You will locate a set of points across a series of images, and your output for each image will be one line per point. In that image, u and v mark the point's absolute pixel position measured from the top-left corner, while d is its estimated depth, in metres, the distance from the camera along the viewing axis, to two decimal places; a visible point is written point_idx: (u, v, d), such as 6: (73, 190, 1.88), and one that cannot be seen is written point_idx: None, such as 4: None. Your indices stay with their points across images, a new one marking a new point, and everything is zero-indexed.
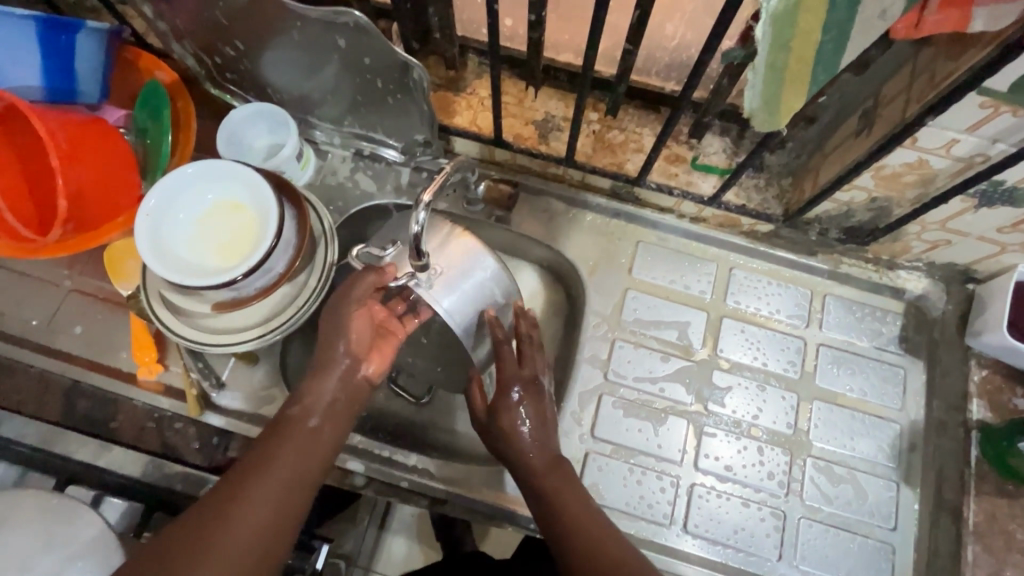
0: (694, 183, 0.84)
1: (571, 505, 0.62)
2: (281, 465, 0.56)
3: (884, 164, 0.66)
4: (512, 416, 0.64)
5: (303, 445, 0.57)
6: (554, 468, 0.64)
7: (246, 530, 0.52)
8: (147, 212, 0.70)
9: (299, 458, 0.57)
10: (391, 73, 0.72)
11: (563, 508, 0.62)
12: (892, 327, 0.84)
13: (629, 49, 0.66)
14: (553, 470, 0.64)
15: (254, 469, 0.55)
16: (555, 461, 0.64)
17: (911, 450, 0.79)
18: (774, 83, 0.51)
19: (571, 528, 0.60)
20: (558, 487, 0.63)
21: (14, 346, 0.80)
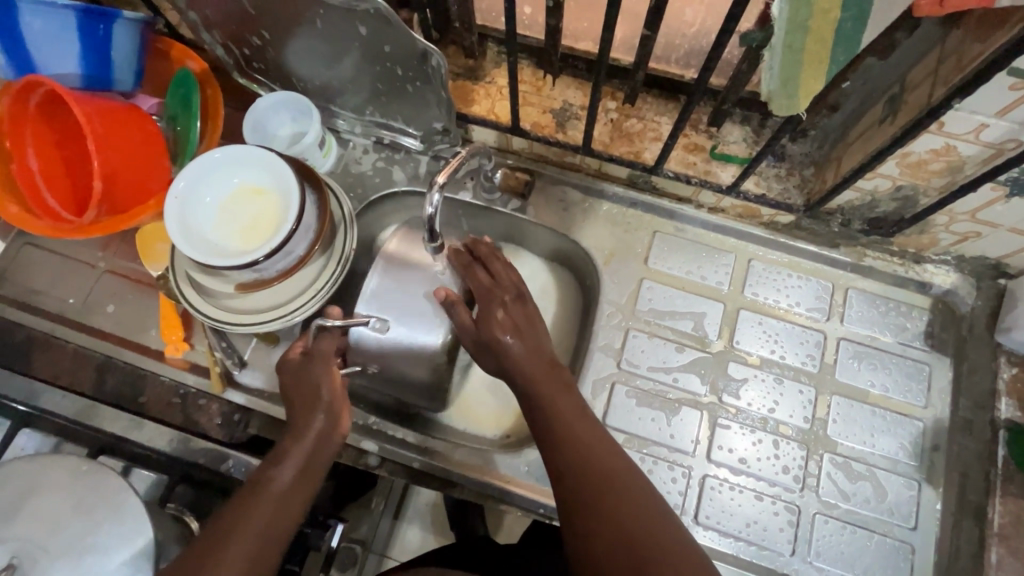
0: (712, 173, 0.83)
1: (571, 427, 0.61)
2: (257, 522, 0.55)
3: (910, 151, 0.64)
4: (496, 324, 0.67)
5: (278, 505, 0.57)
6: (547, 383, 0.64)
7: None
8: (176, 195, 0.72)
9: (272, 519, 0.56)
10: (410, 61, 0.73)
11: (563, 425, 0.61)
12: (917, 322, 0.82)
13: (647, 33, 0.66)
14: (539, 368, 0.65)
15: (223, 533, 0.53)
16: (542, 355, 0.66)
17: (934, 449, 0.77)
18: (792, 64, 0.50)
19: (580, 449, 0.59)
20: (563, 411, 0.62)
21: (50, 323, 0.84)
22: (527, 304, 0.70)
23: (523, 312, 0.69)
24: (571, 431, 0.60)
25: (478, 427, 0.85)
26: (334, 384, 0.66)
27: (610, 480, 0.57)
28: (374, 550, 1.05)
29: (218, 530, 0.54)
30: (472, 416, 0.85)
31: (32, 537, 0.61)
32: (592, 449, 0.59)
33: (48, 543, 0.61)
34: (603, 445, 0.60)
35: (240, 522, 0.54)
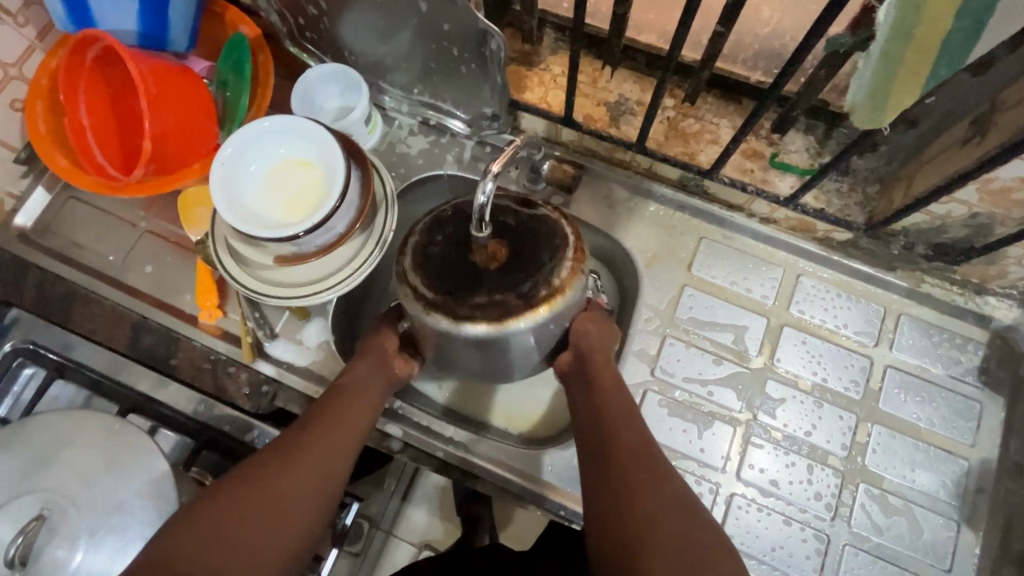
0: (770, 182, 0.79)
1: (619, 438, 0.60)
2: (296, 478, 0.60)
3: (994, 177, 0.60)
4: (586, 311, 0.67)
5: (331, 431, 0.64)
6: (591, 393, 0.62)
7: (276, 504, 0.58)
8: (222, 161, 0.72)
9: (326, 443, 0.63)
10: (469, 42, 0.71)
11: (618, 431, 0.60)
12: (972, 356, 0.78)
13: (721, 31, 0.63)
14: (600, 387, 0.62)
15: (284, 450, 0.62)
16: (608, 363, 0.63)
17: (977, 491, 0.74)
18: (887, 74, 0.46)
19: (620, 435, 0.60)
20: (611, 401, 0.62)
21: (89, 278, 0.84)
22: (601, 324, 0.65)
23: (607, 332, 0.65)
24: (622, 418, 0.61)
25: (501, 420, 0.83)
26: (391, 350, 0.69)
27: (649, 493, 0.56)
28: (380, 528, 1.05)
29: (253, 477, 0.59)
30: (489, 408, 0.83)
31: (63, 490, 0.61)
32: (639, 460, 0.58)
33: (77, 498, 0.61)
34: (647, 447, 0.60)
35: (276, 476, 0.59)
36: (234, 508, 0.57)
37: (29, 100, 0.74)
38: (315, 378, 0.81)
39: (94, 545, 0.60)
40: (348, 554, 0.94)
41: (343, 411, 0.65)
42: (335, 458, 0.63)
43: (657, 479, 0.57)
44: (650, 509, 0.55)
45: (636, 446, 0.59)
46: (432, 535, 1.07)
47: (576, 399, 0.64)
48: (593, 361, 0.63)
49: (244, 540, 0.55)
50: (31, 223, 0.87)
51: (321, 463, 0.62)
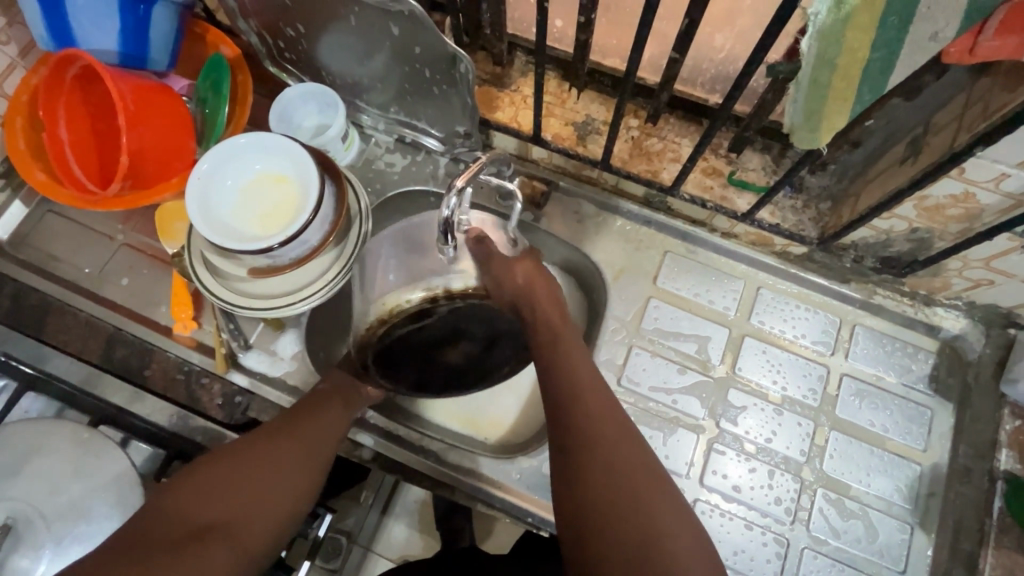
0: (729, 199, 0.83)
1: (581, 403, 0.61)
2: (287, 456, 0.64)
3: (928, 194, 0.64)
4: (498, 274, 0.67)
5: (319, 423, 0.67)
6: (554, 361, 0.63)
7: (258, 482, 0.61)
8: (199, 176, 0.74)
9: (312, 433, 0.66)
10: (439, 64, 0.74)
11: (582, 400, 0.61)
12: (923, 365, 0.81)
13: (675, 56, 0.66)
14: (558, 350, 0.64)
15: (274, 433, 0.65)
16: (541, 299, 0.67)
17: (930, 495, 0.76)
18: (817, 99, 0.50)
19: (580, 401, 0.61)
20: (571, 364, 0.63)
21: (63, 290, 0.85)
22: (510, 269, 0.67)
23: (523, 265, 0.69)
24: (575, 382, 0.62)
25: (469, 431, 0.84)
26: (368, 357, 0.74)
27: (603, 455, 0.58)
28: (359, 544, 1.05)
29: (249, 448, 0.63)
30: (459, 419, 0.84)
31: (29, 500, 0.61)
32: (597, 428, 0.59)
33: (43, 508, 0.61)
34: (610, 414, 0.61)
35: (266, 451, 0.63)
36: (220, 479, 0.60)
37: (9, 115, 0.76)
38: (289, 389, 0.82)
39: (59, 555, 0.60)
40: (323, 570, 0.90)
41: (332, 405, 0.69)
42: (314, 448, 0.66)
43: (615, 449, 0.58)
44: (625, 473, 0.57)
45: (599, 414, 0.60)
46: (410, 551, 1.08)
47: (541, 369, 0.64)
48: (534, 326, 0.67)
49: (230, 502, 0.59)
50: (7, 236, 0.88)
51: (311, 448, 0.65)
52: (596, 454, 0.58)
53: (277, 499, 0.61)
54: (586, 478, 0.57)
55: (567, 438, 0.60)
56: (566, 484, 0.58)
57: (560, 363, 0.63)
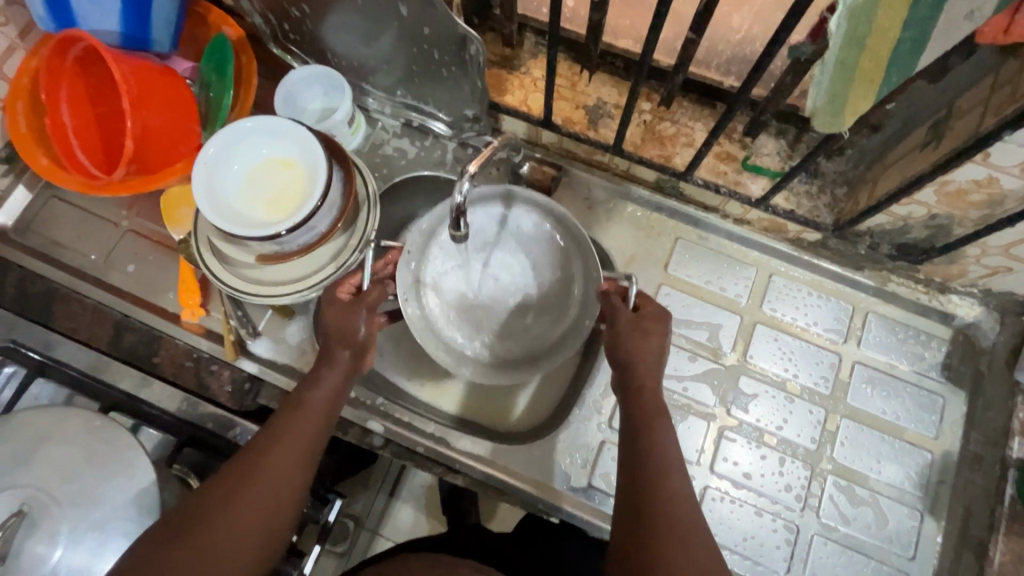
0: (742, 183, 0.81)
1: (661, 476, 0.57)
2: (257, 507, 0.56)
3: (950, 180, 0.62)
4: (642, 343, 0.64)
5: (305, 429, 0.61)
6: (639, 433, 0.60)
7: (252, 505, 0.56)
8: (205, 160, 0.72)
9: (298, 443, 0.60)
10: (449, 45, 0.73)
11: (667, 471, 0.57)
12: (935, 353, 0.81)
13: (692, 37, 0.65)
14: (640, 403, 0.62)
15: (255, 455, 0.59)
16: (653, 389, 0.62)
17: (940, 482, 0.77)
18: (844, 80, 0.49)
19: (665, 472, 0.57)
20: (661, 435, 0.60)
21: (70, 277, 0.85)
22: (649, 338, 0.63)
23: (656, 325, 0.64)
24: (664, 453, 0.59)
25: (482, 419, 0.83)
26: (370, 327, 0.67)
27: (679, 534, 0.53)
28: (366, 527, 1.06)
29: (213, 506, 0.55)
30: (470, 407, 0.83)
31: (41, 486, 0.61)
32: (680, 505, 0.55)
33: (56, 493, 0.61)
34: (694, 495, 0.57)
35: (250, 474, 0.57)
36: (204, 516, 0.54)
37: (10, 98, 0.74)
38: (298, 375, 0.81)
39: (74, 541, 0.60)
40: (333, 553, 0.98)
41: (313, 422, 0.62)
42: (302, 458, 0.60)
43: (687, 534, 0.53)
44: (702, 553, 0.52)
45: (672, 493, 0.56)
46: (417, 533, 1.08)
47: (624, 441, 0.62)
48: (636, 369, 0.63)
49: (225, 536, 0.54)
50: (11, 221, 0.87)
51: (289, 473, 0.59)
52: (669, 540, 0.53)
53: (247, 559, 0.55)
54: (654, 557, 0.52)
55: (636, 498, 0.56)
56: (629, 547, 0.54)
57: (642, 438, 0.60)
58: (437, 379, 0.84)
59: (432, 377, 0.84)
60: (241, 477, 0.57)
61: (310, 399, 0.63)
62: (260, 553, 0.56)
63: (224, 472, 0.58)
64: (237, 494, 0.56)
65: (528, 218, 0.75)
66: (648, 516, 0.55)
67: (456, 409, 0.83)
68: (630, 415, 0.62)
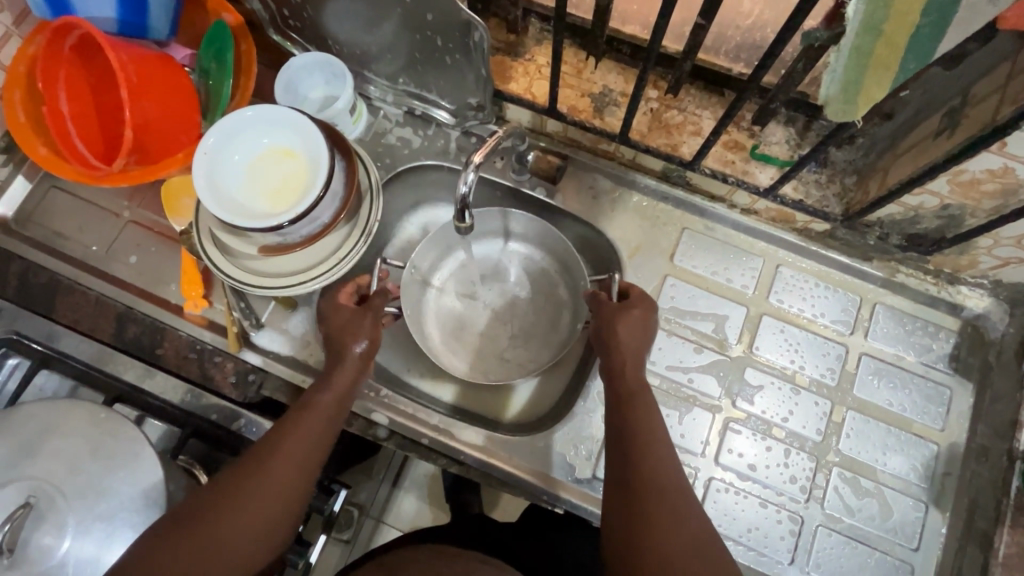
0: (750, 173, 0.80)
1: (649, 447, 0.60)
2: (263, 504, 0.59)
3: (964, 169, 0.61)
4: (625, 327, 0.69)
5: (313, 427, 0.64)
6: (624, 408, 0.64)
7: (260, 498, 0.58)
8: (205, 151, 0.71)
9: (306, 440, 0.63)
10: (452, 32, 0.71)
11: (651, 447, 0.60)
12: (943, 344, 0.80)
13: (701, 23, 0.63)
14: (626, 385, 0.66)
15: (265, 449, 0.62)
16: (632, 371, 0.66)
17: (946, 474, 0.76)
18: (858, 67, 0.47)
19: (646, 447, 0.60)
20: (645, 413, 0.63)
21: (72, 268, 0.84)
22: (633, 314, 0.69)
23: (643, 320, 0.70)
24: (649, 431, 0.62)
25: (481, 408, 0.84)
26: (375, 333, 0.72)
27: (668, 506, 0.56)
28: (370, 515, 1.07)
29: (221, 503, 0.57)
30: (468, 397, 0.85)
31: (47, 478, 0.61)
32: (666, 479, 0.58)
33: (62, 485, 0.61)
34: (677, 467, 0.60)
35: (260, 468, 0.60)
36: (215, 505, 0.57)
37: (7, 87, 0.73)
38: (301, 367, 0.81)
39: (81, 532, 0.60)
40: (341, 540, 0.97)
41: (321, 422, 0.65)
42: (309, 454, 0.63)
43: (672, 499, 0.57)
44: (692, 523, 0.55)
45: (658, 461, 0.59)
46: (421, 522, 1.09)
47: (610, 420, 0.65)
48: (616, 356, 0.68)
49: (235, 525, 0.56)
50: (12, 212, 0.87)
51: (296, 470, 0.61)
52: (654, 512, 0.56)
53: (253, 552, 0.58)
54: (645, 523, 0.55)
55: (624, 474, 0.59)
56: (619, 521, 0.57)
57: (626, 416, 0.63)
58: (436, 369, 0.86)
59: (432, 367, 0.86)
60: (247, 474, 0.59)
61: (317, 401, 0.66)
62: (264, 548, 0.58)
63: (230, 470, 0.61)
64: (244, 491, 0.58)
65: (526, 247, 0.88)
66: (634, 488, 0.58)
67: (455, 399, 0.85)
68: (613, 397, 0.66)
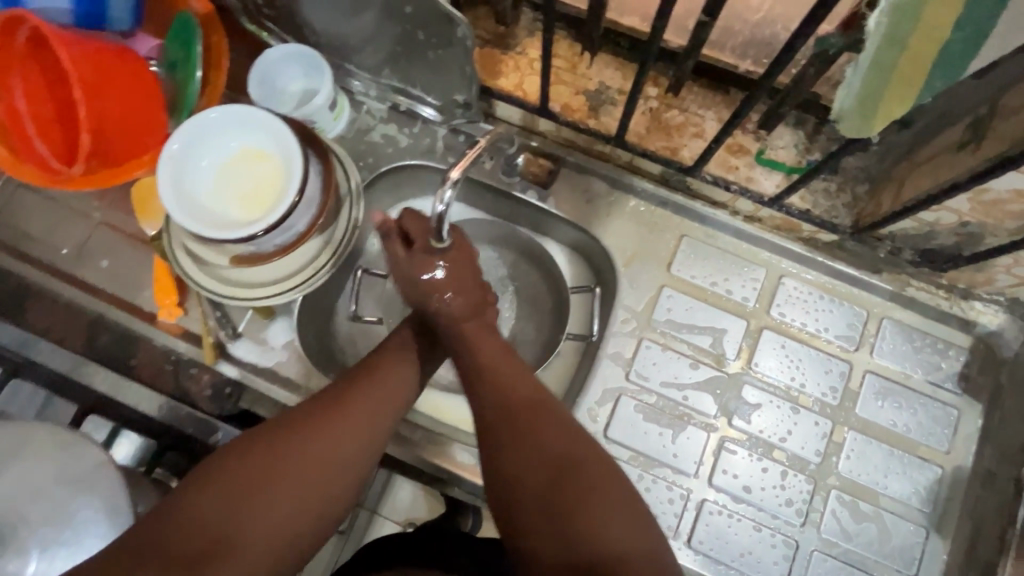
0: (755, 180, 0.75)
1: (498, 388, 0.55)
2: (321, 469, 0.51)
3: (988, 188, 0.56)
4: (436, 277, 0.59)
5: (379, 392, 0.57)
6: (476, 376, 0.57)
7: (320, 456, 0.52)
8: (170, 156, 0.67)
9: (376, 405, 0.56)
10: (435, 26, 0.66)
11: (510, 410, 0.54)
12: (953, 362, 0.76)
13: (705, 21, 0.57)
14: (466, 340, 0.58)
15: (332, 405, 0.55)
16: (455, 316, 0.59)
17: (949, 498, 0.73)
18: (878, 83, 0.42)
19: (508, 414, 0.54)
20: (499, 371, 0.56)
21: (39, 273, 0.80)
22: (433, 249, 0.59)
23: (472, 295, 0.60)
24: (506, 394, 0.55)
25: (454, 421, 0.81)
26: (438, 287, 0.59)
27: (544, 477, 0.51)
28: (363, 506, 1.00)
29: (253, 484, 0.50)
30: (442, 409, 0.81)
31: (11, 504, 0.59)
32: (537, 444, 0.52)
33: (27, 511, 0.59)
34: (558, 426, 0.53)
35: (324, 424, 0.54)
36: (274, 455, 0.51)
37: None
38: (280, 380, 0.78)
39: (47, 559, 0.58)
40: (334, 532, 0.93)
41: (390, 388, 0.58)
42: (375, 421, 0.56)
43: (549, 468, 0.51)
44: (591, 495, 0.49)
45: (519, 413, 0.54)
46: (417, 512, 1.02)
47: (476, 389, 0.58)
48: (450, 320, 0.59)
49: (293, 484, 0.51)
50: None
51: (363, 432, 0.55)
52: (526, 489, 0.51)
53: (304, 522, 0.51)
54: (526, 509, 0.51)
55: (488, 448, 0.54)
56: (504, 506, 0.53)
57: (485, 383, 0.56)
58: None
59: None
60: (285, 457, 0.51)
61: (384, 364, 0.59)
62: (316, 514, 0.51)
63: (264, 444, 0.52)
64: (304, 446, 0.52)
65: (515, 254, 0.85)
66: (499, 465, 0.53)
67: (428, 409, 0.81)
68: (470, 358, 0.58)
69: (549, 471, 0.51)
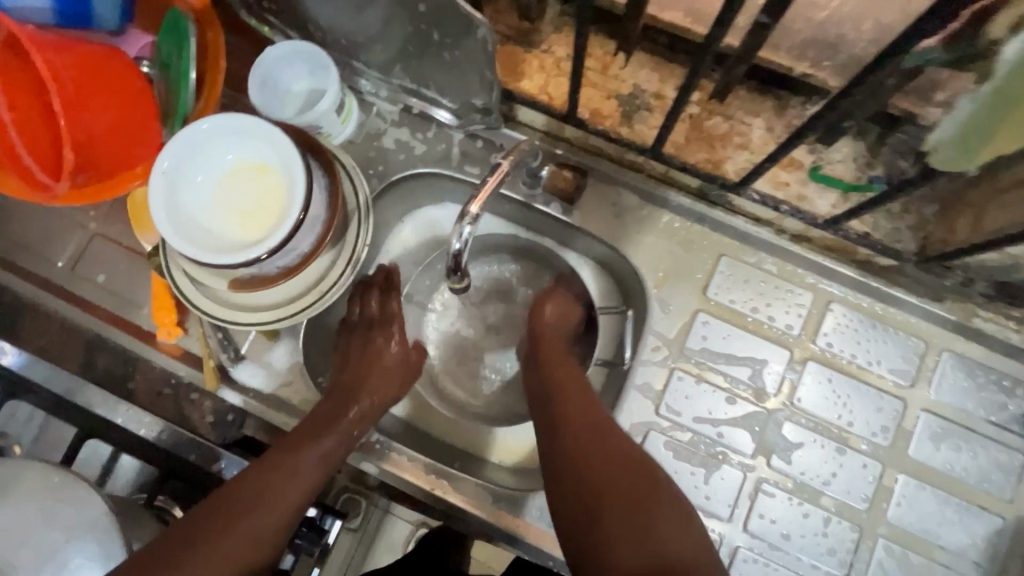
0: (808, 199, 0.69)
1: (563, 423, 0.60)
2: (287, 486, 0.58)
3: None
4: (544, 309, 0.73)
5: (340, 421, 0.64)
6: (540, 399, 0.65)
7: (286, 472, 0.59)
8: (162, 172, 0.61)
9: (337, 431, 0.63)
10: (451, 26, 0.58)
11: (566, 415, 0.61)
12: (1021, 403, 0.69)
13: (765, 23, 0.49)
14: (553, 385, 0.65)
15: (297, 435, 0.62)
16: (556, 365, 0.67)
17: (1010, 552, 0.67)
18: (993, 118, 0.44)
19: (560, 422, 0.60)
20: (569, 404, 0.62)
21: (33, 288, 0.76)
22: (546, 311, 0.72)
23: (564, 311, 0.73)
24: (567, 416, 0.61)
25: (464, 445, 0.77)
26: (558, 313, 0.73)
27: (597, 448, 0.57)
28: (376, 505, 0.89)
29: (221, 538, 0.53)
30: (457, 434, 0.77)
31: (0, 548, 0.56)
32: (589, 434, 0.59)
33: (17, 557, 0.56)
34: (596, 421, 0.60)
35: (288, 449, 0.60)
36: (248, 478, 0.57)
37: None
38: (284, 407, 0.73)
39: None
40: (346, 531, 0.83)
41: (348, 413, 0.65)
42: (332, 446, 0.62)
43: (599, 446, 0.57)
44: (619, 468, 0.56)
45: (601, 464, 0.56)
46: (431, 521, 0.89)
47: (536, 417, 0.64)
48: (548, 355, 0.68)
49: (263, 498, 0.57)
50: None
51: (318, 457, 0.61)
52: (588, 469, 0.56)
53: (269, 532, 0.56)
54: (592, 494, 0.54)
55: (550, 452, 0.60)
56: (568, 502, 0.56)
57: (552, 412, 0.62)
58: (426, 401, 0.79)
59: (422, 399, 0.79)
60: (244, 504, 0.56)
61: (345, 399, 0.66)
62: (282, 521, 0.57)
63: (211, 503, 0.56)
64: (272, 469, 0.58)
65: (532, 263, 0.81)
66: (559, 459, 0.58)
67: (441, 433, 0.78)
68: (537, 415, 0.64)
69: (594, 448, 0.57)
